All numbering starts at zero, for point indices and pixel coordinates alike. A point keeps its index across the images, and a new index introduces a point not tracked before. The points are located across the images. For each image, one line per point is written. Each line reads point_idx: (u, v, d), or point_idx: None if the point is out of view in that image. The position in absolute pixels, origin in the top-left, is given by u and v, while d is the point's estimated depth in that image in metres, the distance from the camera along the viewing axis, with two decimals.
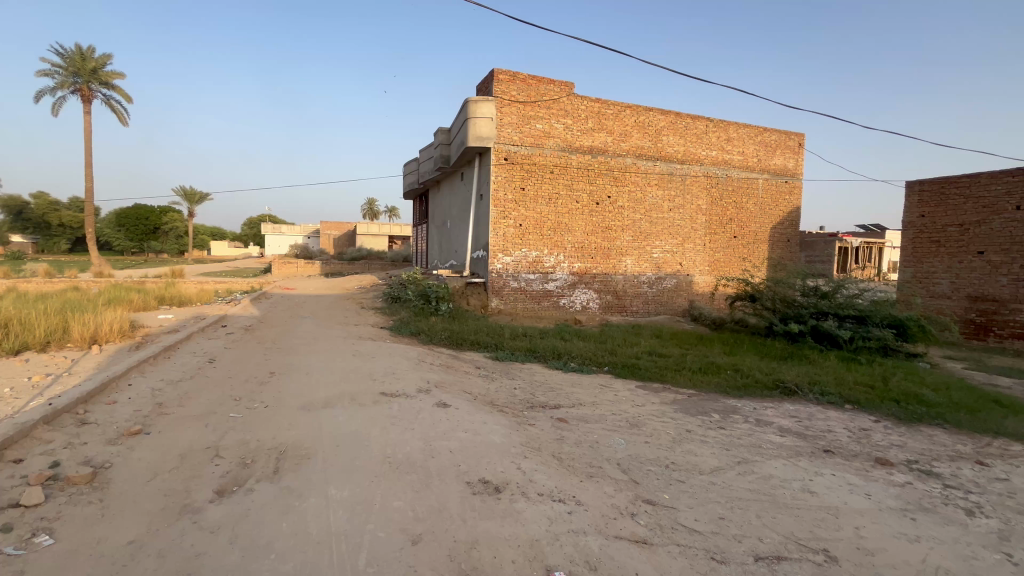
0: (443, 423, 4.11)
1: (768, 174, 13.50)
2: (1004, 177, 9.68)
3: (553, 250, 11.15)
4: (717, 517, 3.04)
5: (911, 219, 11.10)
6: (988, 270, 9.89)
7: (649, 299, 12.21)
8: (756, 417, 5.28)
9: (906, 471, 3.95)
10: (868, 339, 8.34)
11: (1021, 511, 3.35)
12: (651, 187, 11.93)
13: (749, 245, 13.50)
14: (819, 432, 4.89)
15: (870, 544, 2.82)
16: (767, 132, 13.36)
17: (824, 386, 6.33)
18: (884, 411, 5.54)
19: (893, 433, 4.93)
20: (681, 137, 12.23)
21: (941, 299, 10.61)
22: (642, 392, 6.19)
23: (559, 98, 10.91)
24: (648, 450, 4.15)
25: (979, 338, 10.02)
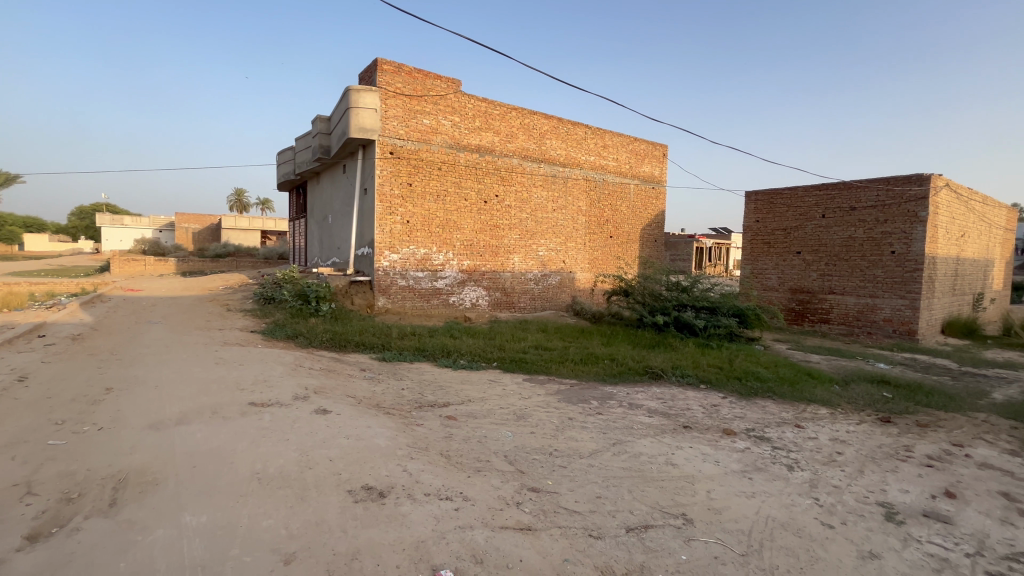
0: (322, 431, 3.85)
1: (638, 180, 14.83)
2: (814, 191, 11.76)
3: (441, 247, 11.05)
4: (594, 496, 3.27)
5: (749, 224, 12.98)
6: (804, 267, 12.00)
7: (536, 295, 12.70)
8: (628, 402, 5.78)
9: (745, 438, 4.63)
10: (718, 327, 9.55)
11: (825, 462, 4.12)
12: (536, 187, 12.42)
13: (623, 245, 14.73)
14: (679, 411, 5.50)
15: (718, 505, 3.24)
16: (636, 142, 14.67)
17: (684, 369, 7.17)
18: (729, 388, 6.45)
19: (736, 407, 5.75)
20: (563, 142, 12.89)
21: (771, 291, 12.62)
22: (529, 385, 6.42)
23: (446, 95, 10.82)
24: (533, 440, 4.31)
25: (798, 323, 12.13)
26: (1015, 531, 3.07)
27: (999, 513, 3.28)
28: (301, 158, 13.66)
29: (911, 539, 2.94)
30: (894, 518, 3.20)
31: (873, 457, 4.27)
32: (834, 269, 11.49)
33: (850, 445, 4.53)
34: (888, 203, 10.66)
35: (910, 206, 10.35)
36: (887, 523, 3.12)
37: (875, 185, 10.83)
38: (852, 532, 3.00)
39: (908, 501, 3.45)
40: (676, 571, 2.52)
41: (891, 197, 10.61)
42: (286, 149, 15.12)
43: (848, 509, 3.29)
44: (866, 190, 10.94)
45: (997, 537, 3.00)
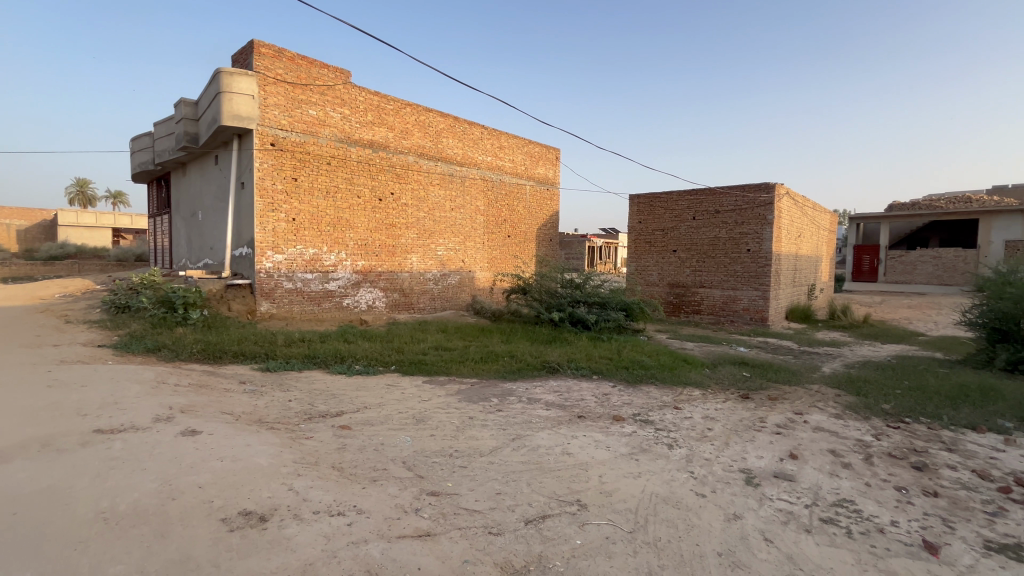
0: (190, 455, 3.40)
1: (534, 182, 15.34)
2: (686, 195, 13.08)
3: (333, 247, 10.40)
4: (494, 493, 3.30)
5: (633, 225, 14.06)
6: (679, 264, 13.32)
7: (435, 295, 12.50)
8: (527, 397, 5.94)
9: (632, 423, 5.00)
10: (608, 321, 10.21)
11: (698, 438, 4.59)
12: (433, 186, 12.23)
13: (521, 244, 15.13)
14: (574, 401, 5.78)
15: (609, 488, 3.45)
16: (531, 145, 15.13)
17: (579, 361, 7.56)
18: (618, 377, 6.94)
19: (624, 394, 6.19)
20: (459, 141, 12.86)
21: (653, 286, 13.82)
22: (429, 387, 6.29)
23: (334, 85, 10.20)
24: (433, 443, 4.23)
25: (676, 314, 13.43)
26: (840, 482, 3.68)
27: (828, 468, 3.92)
28: (161, 146, 11.98)
29: (765, 498, 3.39)
30: (752, 481, 3.67)
31: (736, 429, 4.86)
32: (704, 265, 12.90)
33: (718, 421, 5.11)
34: (744, 207, 12.20)
35: (760, 210, 11.96)
36: (747, 487, 3.56)
37: (734, 191, 12.33)
38: (720, 498, 3.37)
39: (763, 465, 3.97)
40: (571, 556, 2.62)
41: (747, 202, 12.16)
42: (142, 134, 13.16)
43: (717, 478, 3.71)
44: (727, 195, 12.42)
45: (826, 488, 3.57)
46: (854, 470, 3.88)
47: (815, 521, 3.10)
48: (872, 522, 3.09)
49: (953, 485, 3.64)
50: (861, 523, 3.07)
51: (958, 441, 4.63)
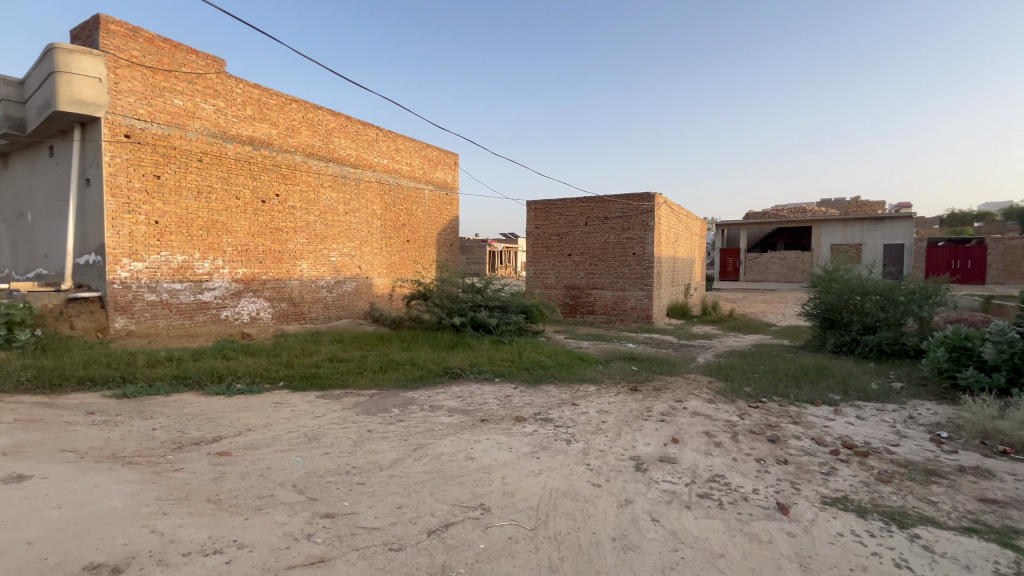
0: (16, 506, 2.81)
1: (432, 186, 15.16)
2: (578, 202, 13.82)
3: (206, 253, 9.31)
4: (395, 507, 3.18)
5: (531, 230, 14.53)
6: (574, 267, 14.04)
7: (329, 304, 11.75)
8: (429, 404, 5.82)
9: (533, 422, 5.14)
10: (508, 324, 10.42)
11: (593, 432, 4.85)
12: (324, 188, 11.52)
13: (420, 249, 14.83)
14: (477, 406, 5.80)
15: (511, 488, 3.51)
16: (428, 148, 14.95)
17: (481, 365, 7.61)
18: (519, 378, 7.10)
19: (526, 394, 6.35)
20: (352, 141, 12.27)
21: (551, 289, 14.40)
22: (323, 402, 5.89)
23: (205, 74, 9.16)
24: (328, 461, 3.97)
25: (573, 315, 14.12)
26: (713, 459, 4.13)
27: (703, 448, 4.39)
28: None
29: (652, 481, 3.69)
30: (641, 467, 3.98)
31: (626, 420, 5.23)
32: (596, 269, 13.74)
33: (611, 413, 5.46)
34: (630, 214, 13.21)
35: (643, 217, 13.04)
36: (636, 473, 3.85)
37: (620, 200, 13.31)
38: (614, 486, 3.60)
39: (649, 451, 4.32)
40: (475, 561, 2.62)
41: (632, 210, 13.19)
42: None
43: (611, 467, 3.95)
44: (615, 203, 13.36)
45: (702, 466, 3.99)
46: (724, 447, 4.38)
47: (694, 497, 3.43)
48: (738, 492, 3.51)
49: (799, 453, 4.27)
50: (729, 494, 3.47)
51: (801, 414, 5.44)
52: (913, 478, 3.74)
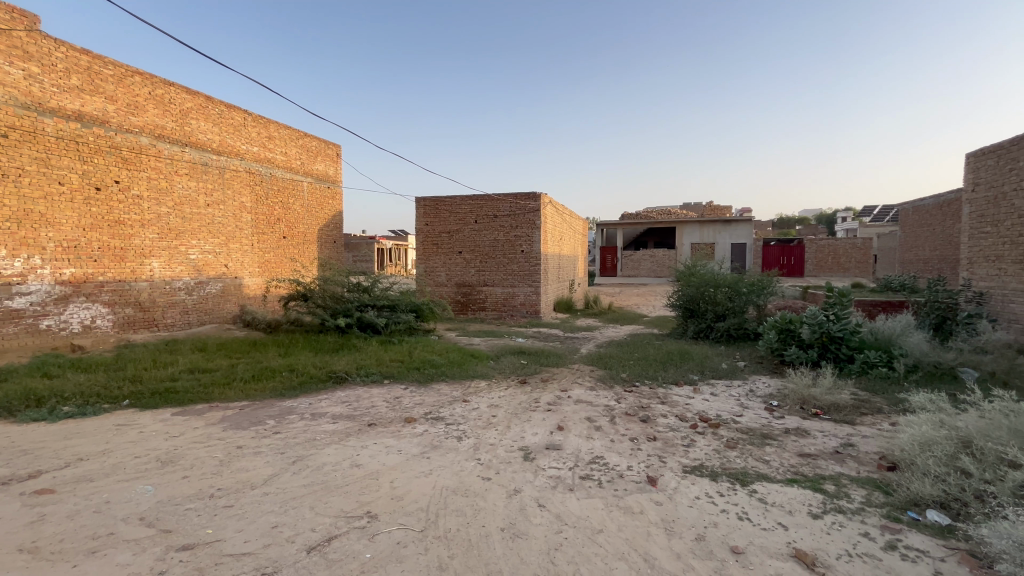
0: None
1: (311, 178, 14.11)
2: (468, 200, 13.88)
3: (18, 250, 7.63)
4: (269, 527, 2.91)
5: (420, 227, 14.27)
6: (465, 265, 14.10)
7: (189, 308, 10.34)
8: (311, 412, 5.43)
9: (424, 422, 5.06)
10: (398, 323, 10.12)
11: (484, 426, 4.92)
12: (179, 176, 10.08)
13: (299, 246, 13.71)
14: (364, 410, 5.54)
15: (400, 492, 3.42)
16: (307, 138, 13.88)
17: (369, 367, 7.28)
18: (409, 378, 6.94)
19: (416, 395, 6.22)
20: (214, 125, 10.92)
21: (442, 287, 14.30)
22: (182, 419, 5.18)
23: (12, 32, 7.47)
24: (187, 485, 3.50)
25: (464, 312, 14.19)
26: (593, 442, 4.44)
27: (585, 433, 4.70)
28: None
29: (539, 469, 3.86)
30: (529, 456, 4.13)
31: (516, 412, 5.39)
32: (486, 266, 13.94)
33: (501, 407, 5.58)
34: (518, 213, 13.60)
35: (530, 216, 13.50)
36: (525, 462, 3.99)
37: (508, 199, 13.63)
38: (503, 477, 3.69)
39: (537, 440, 4.51)
40: (360, 572, 2.50)
41: (519, 209, 13.58)
42: None
43: (500, 459, 4.04)
44: (503, 202, 13.65)
45: (584, 450, 4.26)
46: (603, 431, 4.73)
47: (576, 479, 3.66)
48: (616, 470, 3.82)
49: (665, 429, 4.78)
50: (608, 473, 3.76)
51: (668, 395, 6.09)
52: (752, 442, 4.40)
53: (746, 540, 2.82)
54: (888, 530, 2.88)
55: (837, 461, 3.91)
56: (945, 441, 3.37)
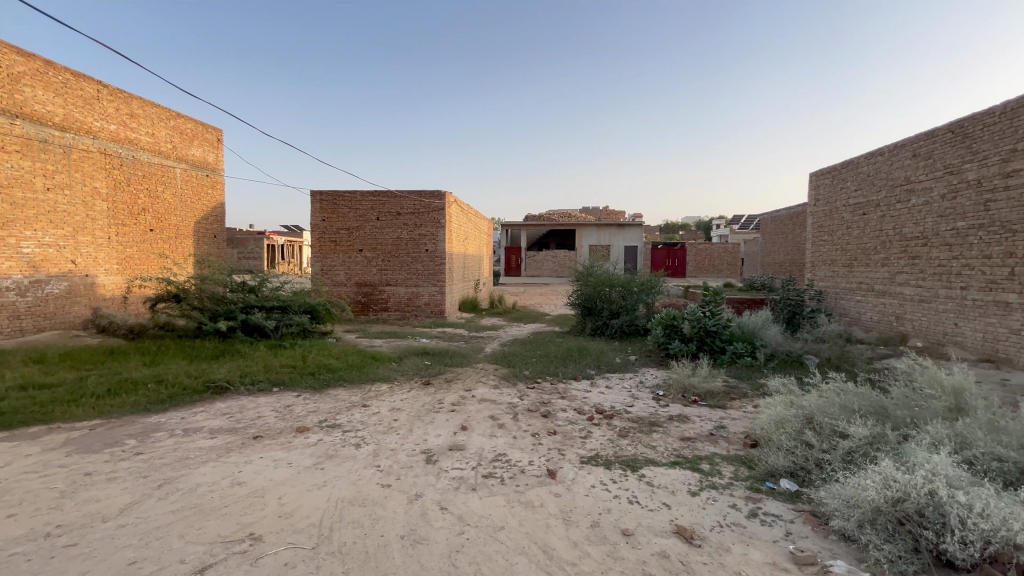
0: None
1: (185, 164, 12.54)
2: (369, 196, 13.30)
3: None
4: (125, 565, 2.52)
5: (316, 223, 13.42)
6: (365, 263, 13.50)
7: (21, 312, 8.63)
8: (183, 428, 4.82)
9: (318, 431, 4.73)
10: (290, 325, 9.37)
11: (384, 432, 4.73)
12: (7, 153, 8.38)
13: (169, 240, 12.10)
14: (249, 422, 5.03)
15: (288, 508, 3.16)
16: (180, 119, 12.33)
17: (255, 375, 6.64)
18: (303, 385, 6.46)
19: (310, 402, 5.81)
20: (57, 96, 9.25)
21: (340, 286, 13.56)
22: (10, 446, 4.30)
23: None
24: (14, 525, 2.91)
25: (364, 313, 13.58)
26: (496, 440, 4.48)
27: (489, 431, 4.73)
28: None
29: (442, 471, 3.80)
30: (431, 459, 4.05)
31: (418, 415, 5.27)
32: (388, 265, 13.47)
33: (403, 410, 5.41)
34: (421, 211, 13.31)
35: (435, 215, 13.29)
36: (427, 465, 3.90)
37: (412, 196, 13.29)
38: (404, 483, 3.57)
39: (440, 442, 4.44)
40: None
41: (423, 207, 13.30)
42: None
43: (401, 464, 3.91)
44: (406, 199, 13.29)
45: (487, 448, 4.29)
46: (506, 428, 4.81)
47: (479, 479, 3.66)
48: (517, 466, 3.89)
49: (564, 423, 4.98)
50: (510, 470, 3.82)
51: (568, 390, 6.36)
52: (641, 429, 4.77)
53: (635, 522, 3.03)
54: (751, 500, 3.28)
55: (711, 442, 4.38)
56: (794, 419, 3.92)
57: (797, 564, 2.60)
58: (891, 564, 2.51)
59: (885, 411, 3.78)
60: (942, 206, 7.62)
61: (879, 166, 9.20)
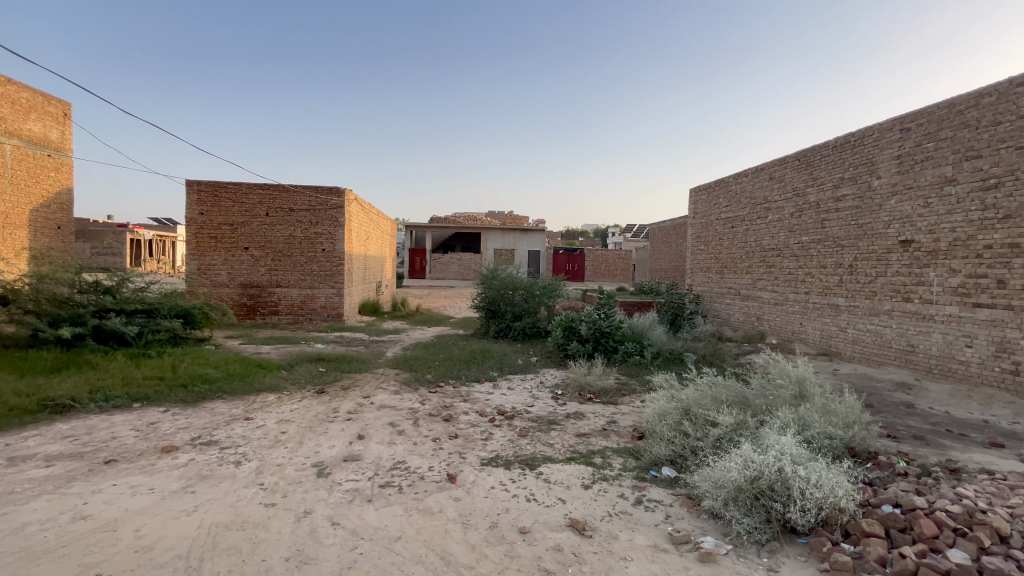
0: None
1: (18, 140, 10.49)
2: (256, 189, 12.20)
3: None
4: None
5: (193, 216, 12.03)
6: (252, 263, 12.35)
7: None
8: (9, 457, 4.01)
9: (190, 450, 4.21)
10: (157, 332, 8.23)
11: (270, 446, 4.35)
12: None
13: None
14: (100, 445, 4.32)
15: (147, 541, 2.76)
16: (11, 86, 10.32)
17: (110, 391, 5.70)
18: (171, 399, 5.71)
19: (180, 417, 5.15)
20: None
21: (221, 288, 12.27)
22: None
23: None
24: None
25: (250, 317, 12.41)
26: (395, 448, 4.33)
27: (387, 438, 4.56)
28: None
29: (334, 484, 3.58)
30: (323, 472, 3.80)
31: (310, 425, 4.92)
32: (279, 265, 12.45)
33: (292, 422, 5.02)
34: (317, 208, 12.50)
35: (332, 212, 12.55)
36: (318, 480, 3.65)
37: (307, 191, 12.43)
38: (291, 500, 3.31)
39: (334, 453, 4.19)
40: None
41: (319, 203, 12.50)
42: None
43: (288, 480, 3.62)
44: (300, 194, 12.39)
45: (385, 456, 4.13)
46: (406, 434, 4.67)
47: (376, 489, 3.51)
48: (417, 473, 3.80)
49: (465, 426, 4.97)
50: (408, 477, 3.71)
51: (470, 392, 6.37)
52: (540, 428, 4.92)
53: (532, 519, 3.11)
54: (637, 488, 3.53)
55: (604, 437, 4.65)
56: (674, 411, 4.30)
57: (674, 544, 2.85)
58: (749, 535, 2.85)
59: (746, 400, 4.30)
60: (791, 222, 8.90)
61: (744, 186, 10.51)
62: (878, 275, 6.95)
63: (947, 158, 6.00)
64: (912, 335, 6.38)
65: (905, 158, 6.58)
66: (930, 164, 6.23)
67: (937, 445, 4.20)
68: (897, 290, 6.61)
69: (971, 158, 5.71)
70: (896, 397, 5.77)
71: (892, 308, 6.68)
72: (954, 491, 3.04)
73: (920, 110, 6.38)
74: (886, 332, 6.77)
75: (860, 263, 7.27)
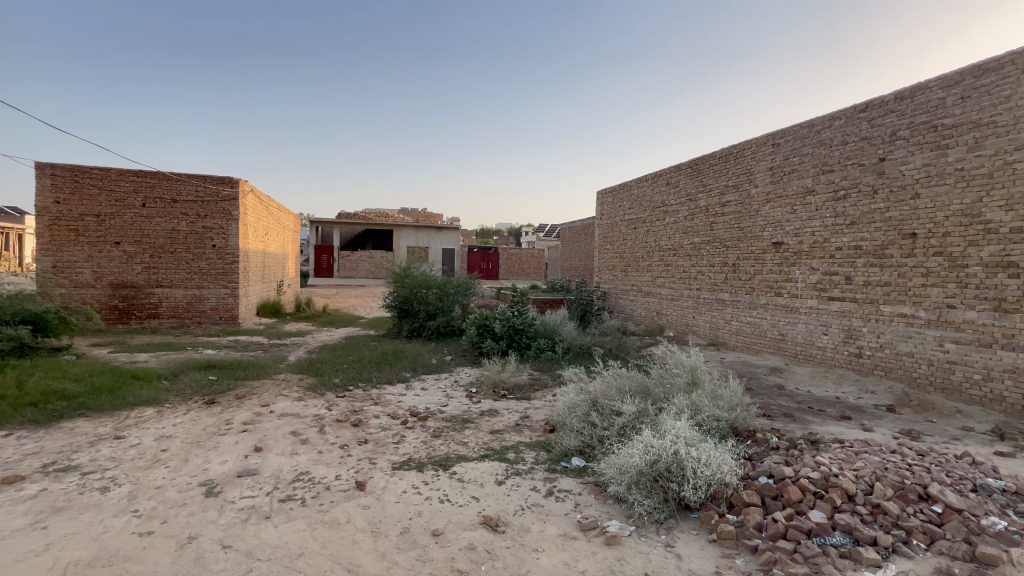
0: None
1: None
2: (130, 176, 10.73)
3: None
4: None
5: (46, 205, 10.30)
6: (125, 260, 10.84)
7: None
8: None
9: (41, 479, 3.58)
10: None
11: (147, 467, 3.85)
12: None
13: None
14: None
15: None
16: None
17: None
18: (16, 421, 4.81)
19: (28, 441, 4.37)
20: None
21: (85, 289, 10.66)
22: None
23: None
24: None
25: (123, 322, 10.88)
26: (297, 458, 4.04)
27: (289, 449, 4.24)
28: None
29: (226, 503, 3.26)
30: (213, 491, 3.44)
31: (197, 441, 4.43)
32: (160, 262, 11.08)
33: (176, 438, 4.48)
34: (206, 199, 11.27)
35: (224, 204, 11.40)
36: (206, 500, 3.29)
37: (193, 180, 11.17)
38: (172, 526, 2.95)
39: (225, 469, 3.81)
40: None
41: (208, 194, 11.29)
42: None
43: (169, 504, 3.23)
44: (185, 184, 11.10)
45: (286, 468, 3.84)
46: (310, 443, 4.38)
47: (275, 504, 3.25)
48: (322, 483, 3.58)
49: (376, 430, 4.78)
50: (312, 489, 3.48)
51: (381, 395, 6.13)
52: (455, 427, 4.88)
53: (445, 521, 3.06)
54: (548, 481, 3.63)
55: (517, 432, 4.73)
56: (583, 403, 4.48)
57: (583, 531, 2.97)
58: (649, 516, 3.06)
59: (647, 390, 4.62)
60: (685, 224, 9.70)
61: (645, 190, 11.26)
62: (755, 273, 7.82)
63: (809, 171, 6.90)
64: (783, 325, 7.27)
65: (777, 170, 7.46)
66: (795, 176, 7.13)
67: (801, 421, 4.82)
68: (771, 286, 7.48)
69: (826, 172, 6.62)
70: (770, 380, 6.55)
71: (767, 301, 7.56)
72: (814, 460, 3.50)
73: (788, 128, 7.25)
74: (762, 323, 7.66)
75: (741, 263, 8.14)
